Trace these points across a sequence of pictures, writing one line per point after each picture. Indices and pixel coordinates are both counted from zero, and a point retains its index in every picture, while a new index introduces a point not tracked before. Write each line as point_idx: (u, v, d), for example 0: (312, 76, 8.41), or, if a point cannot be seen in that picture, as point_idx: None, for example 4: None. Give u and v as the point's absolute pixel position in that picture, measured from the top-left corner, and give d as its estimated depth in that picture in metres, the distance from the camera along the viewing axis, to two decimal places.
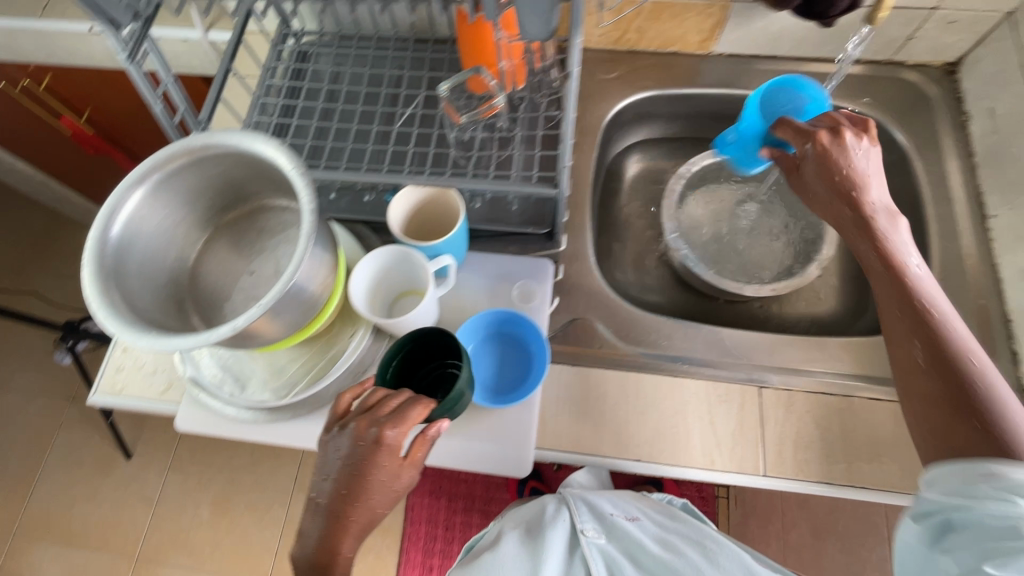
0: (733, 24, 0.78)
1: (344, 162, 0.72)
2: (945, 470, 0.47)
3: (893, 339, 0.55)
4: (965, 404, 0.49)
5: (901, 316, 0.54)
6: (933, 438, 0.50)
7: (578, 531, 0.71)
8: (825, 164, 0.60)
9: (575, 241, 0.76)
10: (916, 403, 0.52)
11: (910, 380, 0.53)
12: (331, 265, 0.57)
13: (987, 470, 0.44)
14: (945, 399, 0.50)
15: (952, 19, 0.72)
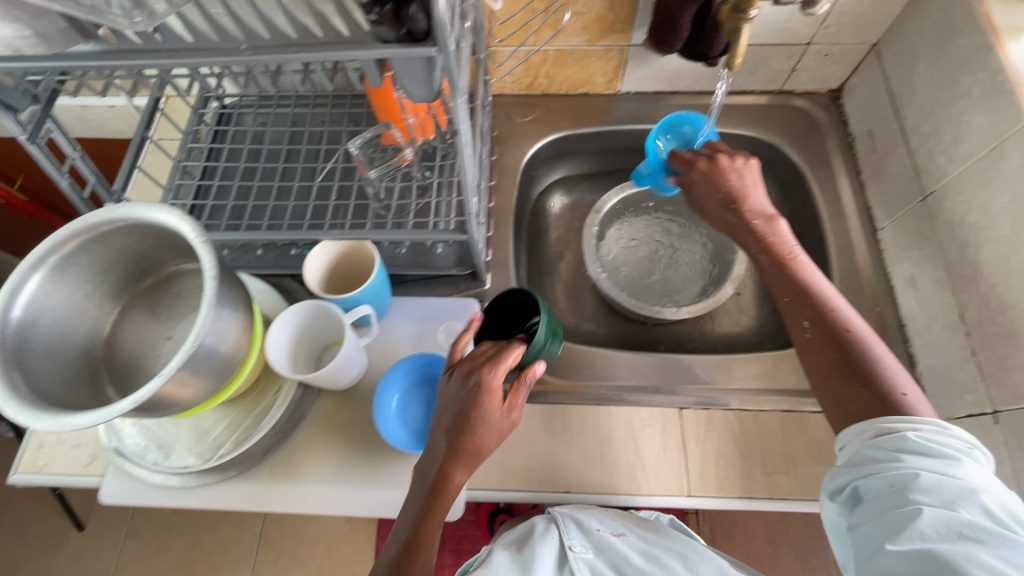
0: (633, 66, 0.83)
1: (266, 220, 0.73)
2: (847, 432, 0.54)
3: (793, 319, 0.60)
4: (857, 372, 0.55)
5: (797, 298, 0.60)
6: (835, 407, 0.56)
7: (567, 548, 0.57)
8: (712, 179, 0.68)
9: (499, 279, 0.78)
10: (816, 377, 0.57)
11: (811, 356, 0.58)
12: (246, 325, 0.59)
13: (875, 427, 0.52)
14: (842, 370, 0.55)
15: (826, 52, 0.79)
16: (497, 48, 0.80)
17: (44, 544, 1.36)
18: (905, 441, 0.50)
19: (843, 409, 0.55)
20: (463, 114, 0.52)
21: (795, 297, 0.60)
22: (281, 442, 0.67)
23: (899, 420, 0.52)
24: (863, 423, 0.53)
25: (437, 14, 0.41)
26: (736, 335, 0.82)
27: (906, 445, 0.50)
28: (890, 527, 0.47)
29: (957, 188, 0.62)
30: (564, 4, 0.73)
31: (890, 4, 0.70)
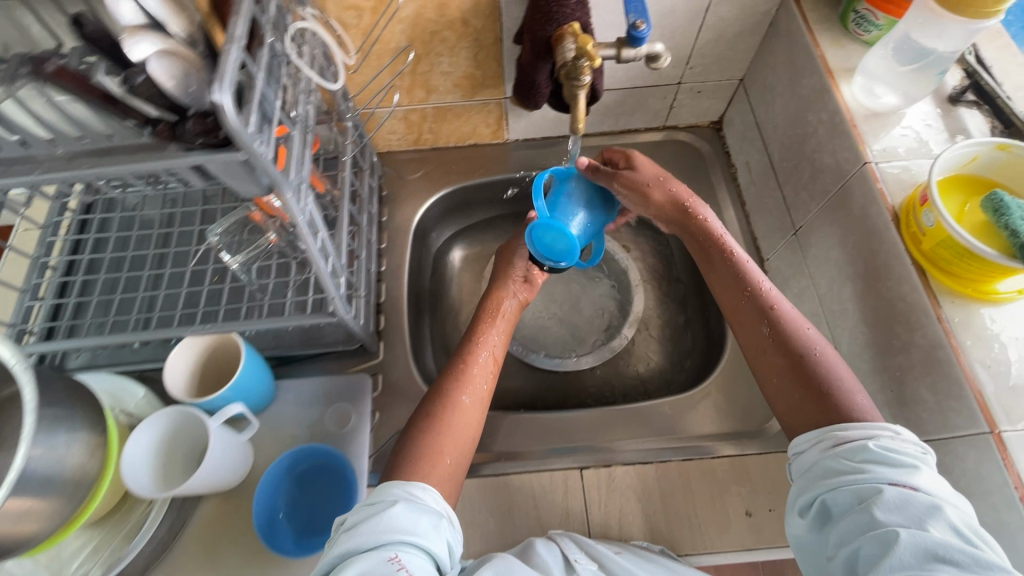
0: (514, 116, 0.83)
1: (134, 315, 0.69)
2: (805, 440, 0.50)
3: (743, 325, 0.58)
4: (811, 375, 0.52)
5: (745, 303, 0.58)
6: (792, 414, 0.52)
7: (571, 560, 0.55)
8: (629, 181, 0.63)
9: (394, 348, 0.76)
10: (772, 382, 0.54)
11: (767, 363, 0.55)
12: (97, 443, 0.55)
13: (831, 437, 0.48)
14: (795, 375, 0.53)
15: (698, 89, 0.79)
16: (371, 111, 0.78)
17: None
18: (867, 451, 0.45)
19: (801, 416, 0.52)
20: (298, 206, 0.50)
21: (744, 298, 0.58)
22: (161, 556, 0.62)
23: (858, 428, 0.47)
24: (819, 431, 0.49)
25: (228, 122, 0.39)
26: (645, 377, 0.80)
27: (869, 455, 0.45)
28: (868, 552, 0.41)
29: (817, 223, 0.63)
30: (427, 65, 0.72)
31: (745, 43, 0.72)
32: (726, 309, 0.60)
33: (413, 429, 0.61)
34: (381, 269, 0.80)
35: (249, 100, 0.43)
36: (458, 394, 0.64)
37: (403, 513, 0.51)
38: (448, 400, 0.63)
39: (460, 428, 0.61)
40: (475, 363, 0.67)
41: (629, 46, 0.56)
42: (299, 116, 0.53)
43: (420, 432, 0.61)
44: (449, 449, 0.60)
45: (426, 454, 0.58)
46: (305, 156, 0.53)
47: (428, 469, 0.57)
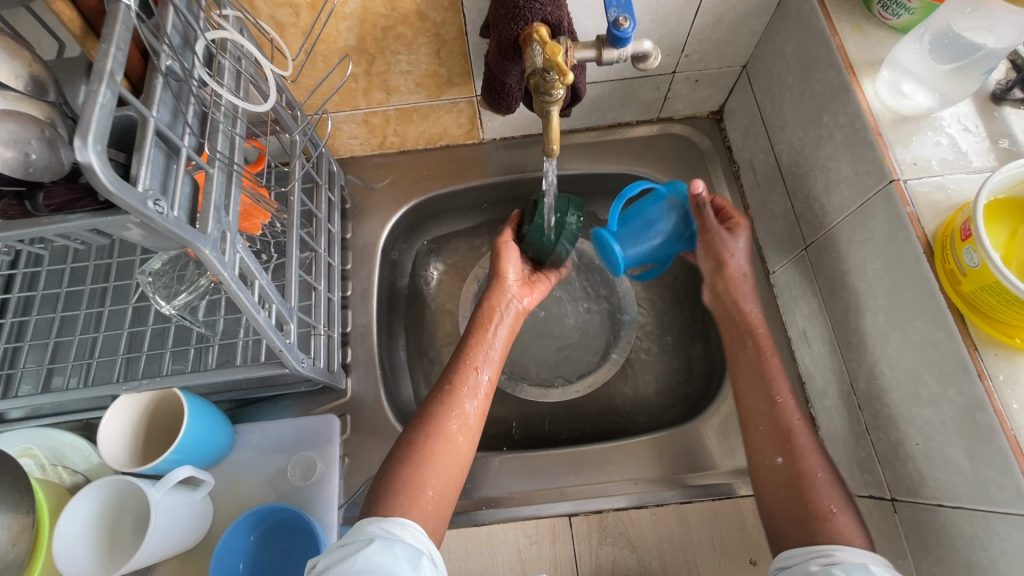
0: (488, 115, 0.74)
1: (71, 362, 0.62)
2: (797, 552, 0.46)
3: (755, 431, 0.54)
4: (815, 495, 0.48)
5: (763, 410, 0.54)
6: (786, 521, 0.49)
7: None
8: (714, 246, 0.62)
9: (364, 383, 0.69)
10: (769, 488, 0.51)
11: (767, 465, 0.52)
12: (24, 525, 0.49)
13: (826, 554, 0.44)
14: (797, 490, 0.49)
15: (696, 78, 0.69)
16: (325, 117, 0.69)
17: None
18: (865, 570, 0.42)
19: (796, 529, 0.48)
20: (222, 262, 0.42)
21: (764, 406, 0.55)
22: None
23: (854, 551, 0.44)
24: (810, 546, 0.46)
25: (103, 186, 0.31)
26: (640, 402, 0.74)
27: (868, 575, 0.41)
28: None
29: (833, 243, 0.55)
30: (384, 65, 0.63)
31: (751, 25, 0.62)
32: (742, 410, 0.56)
33: (392, 459, 0.53)
34: (347, 294, 0.73)
35: (141, 145, 0.36)
36: (445, 417, 0.55)
37: (380, 550, 0.42)
38: (433, 425, 0.54)
39: (448, 457, 0.53)
40: (466, 381, 0.58)
41: (611, 47, 0.47)
42: (220, 150, 0.44)
43: (400, 463, 0.52)
44: (433, 481, 0.51)
45: (408, 486, 0.50)
46: (231, 195, 0.45)
47: (409, 502, 0.49)
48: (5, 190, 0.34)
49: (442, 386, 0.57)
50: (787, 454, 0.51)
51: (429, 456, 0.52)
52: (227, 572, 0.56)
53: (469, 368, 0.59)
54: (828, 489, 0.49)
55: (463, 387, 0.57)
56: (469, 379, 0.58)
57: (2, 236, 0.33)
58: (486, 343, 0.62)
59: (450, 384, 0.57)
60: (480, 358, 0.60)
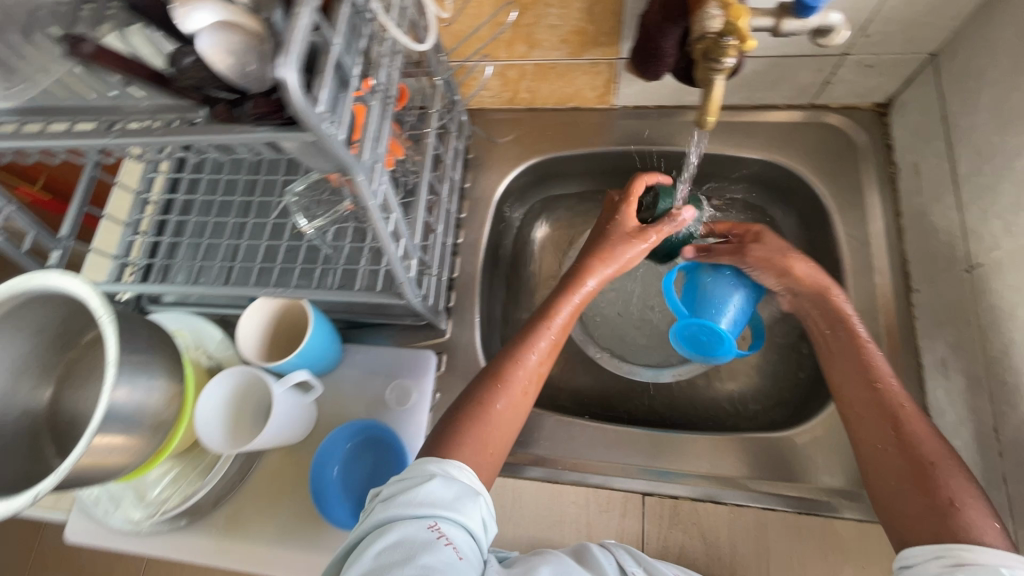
0: (626, 79, 0.71)
1: (218, 263, 0.70)
2: (921, 549, 0.43)
3: (860, 421, 0.53)
4: (936, 485, 0.46)
5: (868, 395, 0.53)
6: (905, 519, 0.47)
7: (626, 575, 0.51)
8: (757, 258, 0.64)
9: (461, 327, 0.72)
10: (889, 487, 0.49)
11: (888, 464, 0.50)
12: (175, 392, 0.57)
13: (954, 555, 0.42)
14: (916, 484, 0.47)
15: (869, 63, 0.62)
16: (467, 65, 0.70)
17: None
18: None
19: (916, 525, 0.46)
20: (371, 189, 0.45)
21: (868, 393, 0.54)
22: (229, 495, 0.66)
23: (990, 552, 0.41)
24: (939, 544, 0.43)
25: (294, 103, 0.34)
26: (729, 400, 0.73)
27: None
28: None
29: (1012, 264, 0.50)
30: (533, 17, 0.62)
31: (955, 7, 0.54)
32: (842, 399, 0.56)
33: (458, 407, 0.55)
34: (458, 241, 0.76)
35: (321, 69, 0.39)
36: (514, 377, 0.57)
37: (441, 487, 0.46)
38: (503, 382, 0.56)
39: (508, 417, 0.55)
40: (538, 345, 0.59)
41: (793, 16, 0.43)
42: (380, 84, 0.46)
43: (466, 413, 0.54)
44: (495, 438, 0.54)
45: (477, 436, 0.53)
46: (383, 128, 0.48)
47: (469, 448, 0.52)
48: (221, 98, 0.39)
49: (516, 347, 0.58)
50: (900, 444, 0.50)
51: (493, 415, 0.54)
52: (325, 469, 0.62)
53: (541, 333, 0.60)
54: (950, 477, 0.46)
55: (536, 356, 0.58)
56: (538, 344, 0.59)
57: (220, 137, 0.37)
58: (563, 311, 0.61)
59: (522, 345, 0.59)
60: (548, 338, 0.60)
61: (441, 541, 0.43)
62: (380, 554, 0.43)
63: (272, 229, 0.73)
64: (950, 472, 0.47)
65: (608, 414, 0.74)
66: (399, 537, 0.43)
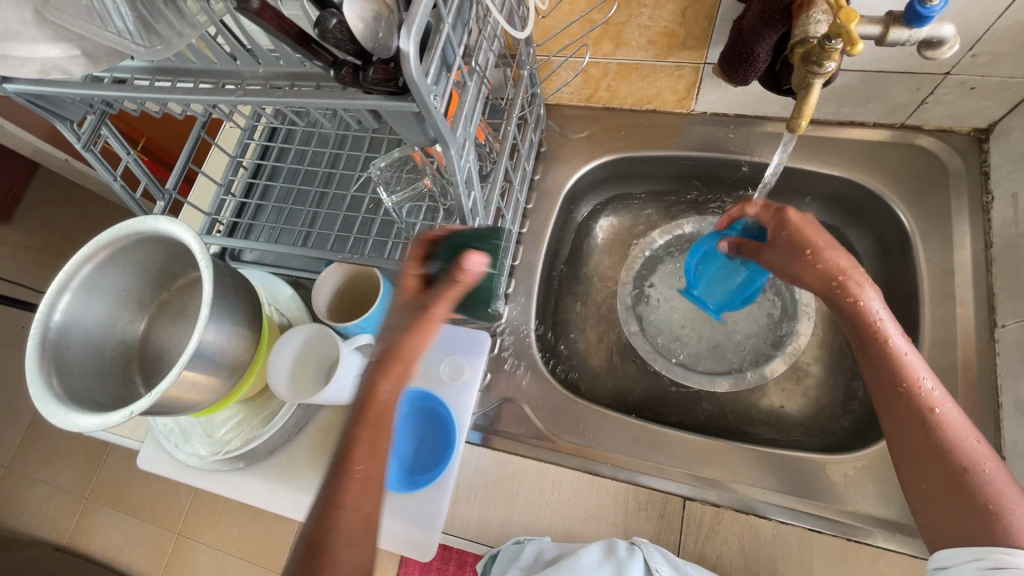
0: (709, 85, 0.71)
1: (297, 228, 0.75)
2: (954, 553, 0.43)
3: (891, 421, 0.50)
4: (971, 489, 0.45)
5: (895, 396, 0.50)
6: (938, 521, 0.46)
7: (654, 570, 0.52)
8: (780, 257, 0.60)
9: (517, 313, 0.74)
10: (921, 491, 0.47)
11: (917, 466, 0.48)
12: (252, 339, 0.62)
13: (993, 557, 0.41)
14: (951, 486, 0.46)
15: (973, 85, 0.60)
16: (552, 59, 0.72)
17: (82, 464, 1.43)
18: None
19: (950, 527, 0.45)
20: (460, 165, 0.47)
21: (893, 393, 0.50)
22: (284, 445, 0.70)
23: None
24: (976, 548, 0.42)
25: (409, 72, 0.36)
26: (781, 420, 0.71)
27: None
28: None
29: None
30: (624, 16, 0.63)
31: None
32: (873, 395, 0.52)
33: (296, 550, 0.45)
34: (522, 230, 0.77)
35: (432, 46, 0.41)
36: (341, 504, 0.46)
37: None
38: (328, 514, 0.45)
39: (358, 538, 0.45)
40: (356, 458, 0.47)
41: (903, 26, 0.42)
42: (478, 66, 0.49)
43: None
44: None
45: None
46: (476, 109, 0.50)
47: None
48: (347, 61, 0.39)
49: (335, 469, 0.47)
50: (930, 449, 0.47)
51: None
52: None
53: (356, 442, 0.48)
54: (990, 481, 0.45)
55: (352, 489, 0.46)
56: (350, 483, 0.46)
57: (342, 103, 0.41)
58: (370, 425, 0.48)
59: (331, 485, 0.47)
60: (364, 468, 0.47)
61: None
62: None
63: (350, 201, 0.78)
64: (992, 472, 0.45)
65: (654, 417, 0.73)
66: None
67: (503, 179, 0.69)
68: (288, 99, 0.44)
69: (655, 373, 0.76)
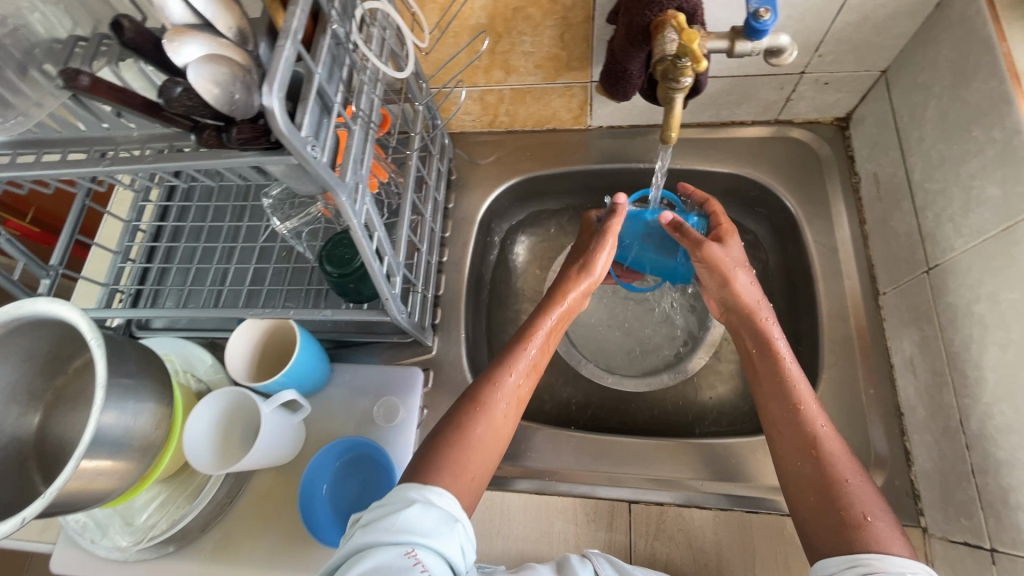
0: (600, 101, 0.75)
1: (206, 287, 0.72)
2: (830, 561, 0.45)
3: (781, 441, 0.54)
4: (847, 501, 0.48)
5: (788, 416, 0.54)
6: (819, 530, 0.48)
7: None
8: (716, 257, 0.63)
9: (448, 343, 0.74)
10: (801, 501, 0.50)
11: (800, 480, 0.51)
12: (164, 414, 0.58)
13: (865, 564, 0.42)
14: (828, 497, 0.49)
15: (825, 80, 0.66)
16: (447, 91, 0.73)
17: None
18: None
19: (829, 535, 0.47)
20: (354, 211, 0.46)
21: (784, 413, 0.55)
22: (217, 519, 0.66)
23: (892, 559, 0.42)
24: (849, 555, 0.44)
25: (276, 127, 0.36)
26: (711, 408, 0.75)
27: None
28: None
29: (962, 268, 0.53)
30: (508, 45, 0.65)
31: (899, 28, 0.58)
32: (765, 420, 0.56)
33: (436, 436, 0.51)
34: (442, 259, 0.78)
35: (304, 96, 0.41)
36: (493, 400, 0.53)
37: (420, 513, 0.43)
38: (483, 400, 0.53)
39: (488, 440, 0.51)
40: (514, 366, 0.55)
41: (745, 39, 0.46)
42: (362, 109, 0.49)
43: (441, 438, 0.50)
44: (473, 465, 0.49)
45: (455, 469, 0.48)
46: (365, 151, 0.50)
47: (456, 469, 0.48)
48: (208, 124, 0.39)
49: (493, 369, 0.55)
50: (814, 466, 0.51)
51: (474, 440, 0.50)
52: (313, 484, 0.62)
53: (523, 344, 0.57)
54: (859, 494, 0.48)
55: (517, 377, 0.55)
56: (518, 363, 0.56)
57: (212, 163, 0.39)
58: (544, 328, 0.59)
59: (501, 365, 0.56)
60: (526, 363, 0.56)
61: (417, 568, 0.40)
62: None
63: (261, 252, 0.75)
64: (862, 494, 0.48)
65: (593, 426, 0.75)
66: (375, 564, 0.40)
67: (413, 212, 0.69)
68: (158, 164, 0.42)
69: (590, 381, 0.77)
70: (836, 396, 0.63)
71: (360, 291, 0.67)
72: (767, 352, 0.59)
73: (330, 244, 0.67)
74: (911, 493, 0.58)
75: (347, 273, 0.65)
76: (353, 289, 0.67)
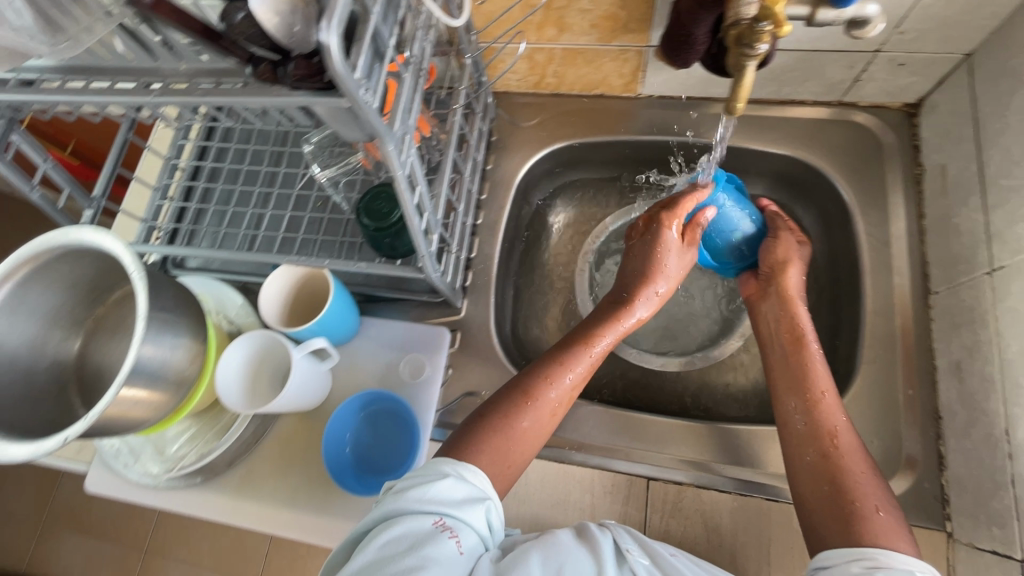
0: (653, 68, 0.71)
1: (241, 231, 0.72)
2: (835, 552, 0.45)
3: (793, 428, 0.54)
4: (859, 493, 0.48)
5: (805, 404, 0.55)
6: (825, 514, 0.49)
7: (624, 550, 0.51)
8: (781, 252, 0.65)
9: (476, 306, 0.74)
10: (808, 487, 0.51)
11: (810, 468, 0.52)
12: (198, 351, 0.59)
13: (871, 558, 0.43)
14: (840, 487, 0.49)
15: (901, 61, 0.61)
16: (496, 47, 0.70)
17: (36, 490, 1.35)
18: None
19: (834, 522, 0.48)
20: (400, 161, 0.45)
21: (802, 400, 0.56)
22: (244, 457, 0.68)
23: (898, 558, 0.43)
24: (852, 547, 0.45)
25: (333, 67, 0.34)
26: (737, 394, 0.74)
27: None
28: None
29: None
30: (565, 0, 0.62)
31: (992, 7, 0.53)
32: (777, 409, 0.57)
33: (482, 417, 0.54)
34: (477, 222, 0.76)
35: (360, 36, 0.39)
36: (544, 395, 0.55)
37: (452, 487, 0.47)
38: (534, 395, 0.55)
39: (528, 435, 0.54)
40: (570, 367, 0.57)
41: (829, 6, 0.43)
42: (414, 56, 0.47)
43: (491, 422, 0.53)
44: (516, 455, 0.53)
45: (495, 453, 0.52)
46: (414, 101, 0.48)
47: (496, 455, 0.52)
48: (264, 56, 0.39)
49: (549, 365, 0.57)
50: (828, 455, 0.51)
51: (518, 430, 0.53)
52: (337, 434, 0.64)
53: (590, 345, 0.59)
54: (869, 486, 0.49)
55: (572, 378, 0.57)
56: (576, 365, 0.58)
57: (263, 101, 0.39)
58: (603, 333, 0.60)
59: (558, 362, 0.58)
60: (586, 363, 0.58)
61: (446, 535, 0.44)
62: (382, 545, 0.43)
63: (296, 200, 0.75)
64: (873, 488, 0.49)
65: (615, 402, 0.75)
66: (406, 528, 0.44)
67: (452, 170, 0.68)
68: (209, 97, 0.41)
69: (616, 356, 0.77)
70: (872, 394, 0.61)
71: (395, 246, 0.66)
72: (793, 340, 0.60)
73: (367, 196, 0.67)
74: (939, 497, 0.57)
75: (382, 227, 0.65)
76: (385, 243, 0.66)
